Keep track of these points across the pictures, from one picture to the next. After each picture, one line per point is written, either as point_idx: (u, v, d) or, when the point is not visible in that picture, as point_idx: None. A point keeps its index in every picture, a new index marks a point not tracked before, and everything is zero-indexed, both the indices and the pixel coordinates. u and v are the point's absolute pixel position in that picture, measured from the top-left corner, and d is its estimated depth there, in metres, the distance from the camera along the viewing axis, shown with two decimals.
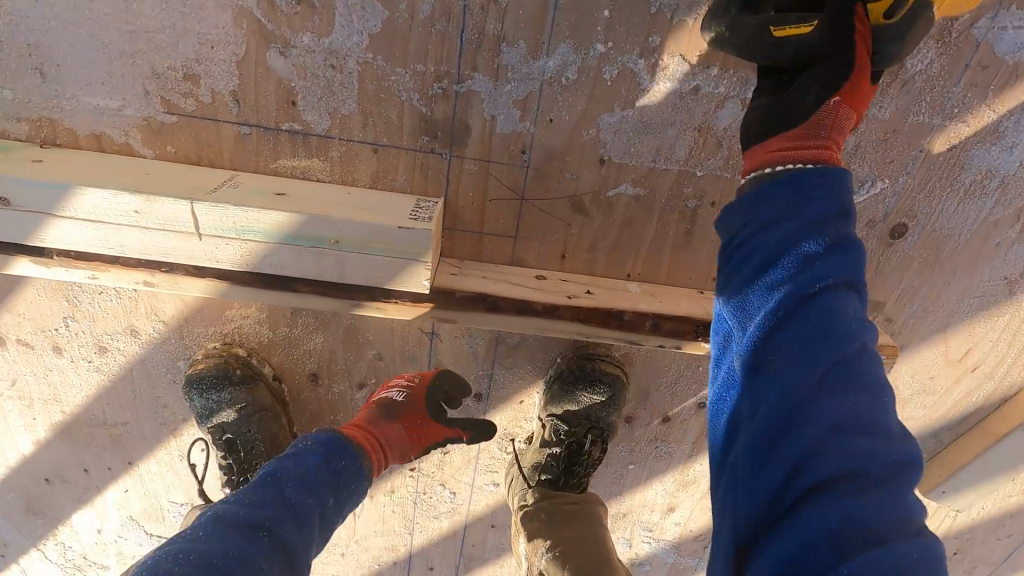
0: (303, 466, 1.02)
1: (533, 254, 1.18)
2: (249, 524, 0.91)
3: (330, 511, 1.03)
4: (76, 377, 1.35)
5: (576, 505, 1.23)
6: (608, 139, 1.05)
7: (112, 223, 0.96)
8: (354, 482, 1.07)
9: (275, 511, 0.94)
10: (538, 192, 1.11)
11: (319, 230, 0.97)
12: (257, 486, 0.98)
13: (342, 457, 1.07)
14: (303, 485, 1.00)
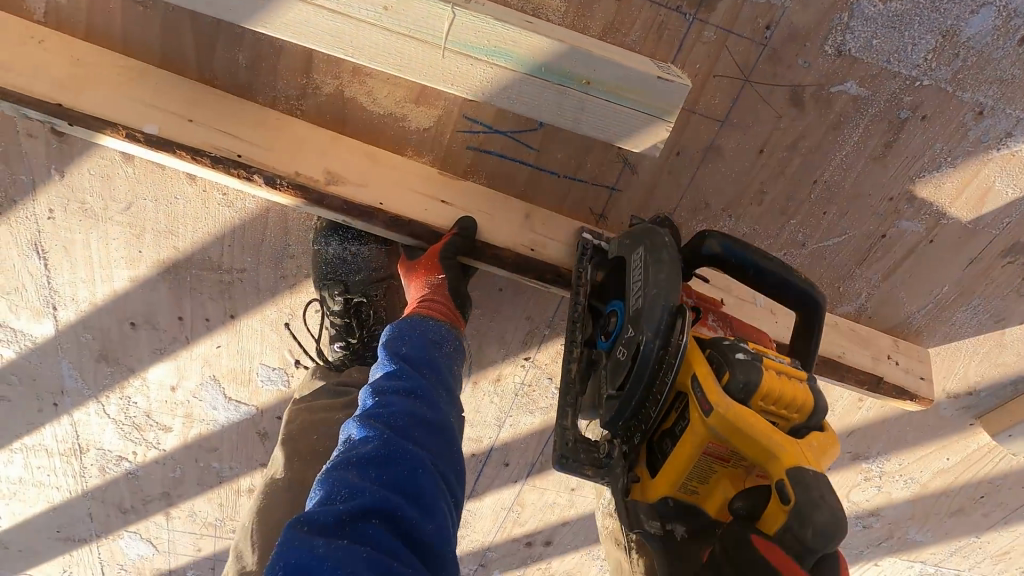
0: (404, 359, 1.03)
1: (732, 143, 1.15)
2: (396, 427, 0.91)
3: (446, 376, 1.06)
4: (203, 209, 1.23)
5: None
6: (855, 28, 1.02)
7: (353, 18, 0.86)
8: (457, 355, 1.12)
9: (415, 406, 0.95)
10: (764, 76, 1.07)
11: (575, 65, 0.91)
12: (370, 396, 0.98)
13: (437, 341, 1.09)
14: (435, 376, 1.03)
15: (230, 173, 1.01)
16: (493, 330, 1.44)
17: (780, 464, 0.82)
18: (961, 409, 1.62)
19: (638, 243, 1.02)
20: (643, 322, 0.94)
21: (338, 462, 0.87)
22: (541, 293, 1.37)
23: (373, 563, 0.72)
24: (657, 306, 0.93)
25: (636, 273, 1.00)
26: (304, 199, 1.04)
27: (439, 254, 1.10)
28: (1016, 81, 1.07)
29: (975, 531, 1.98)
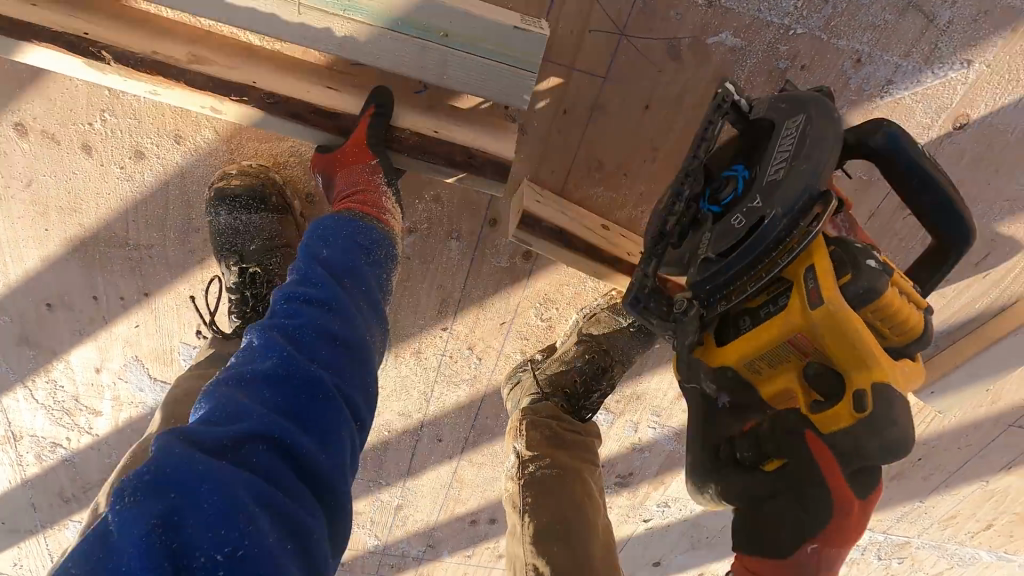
0: (324, 267, 0.96)
1: (617, 99, 1.16)
2: (300, 344, 0.85)
3: (369, 285, 1.00)
4: (103, 184, 1.24)
5: (578, 434, 1.34)
6: None
7: None
8: (385, 263, 1.07)
9: (337, 316, 0.90)
10: (639, 30, 1.09)
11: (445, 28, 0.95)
12: (285, 301, 0.90)
13: (371, 255, 1.02)
14: (356, 289, 0.97)
15: (74, 49, 0.97)
16: (408, 300, 1.45)
17: (872, 376, 0.86)
18: None
19: (799, 110, 0.90)
20: (778, 195, 0.87)
21: (228, 379, 0.79)
22: (450, 261, 1.38)
23: (255, 490, 0.66)
24: (798, 188, 0.87)
25: (782, 144, 0.90)
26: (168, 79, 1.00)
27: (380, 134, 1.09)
28: (888, 27, 1.09)
29: (917, 495, 1.99)
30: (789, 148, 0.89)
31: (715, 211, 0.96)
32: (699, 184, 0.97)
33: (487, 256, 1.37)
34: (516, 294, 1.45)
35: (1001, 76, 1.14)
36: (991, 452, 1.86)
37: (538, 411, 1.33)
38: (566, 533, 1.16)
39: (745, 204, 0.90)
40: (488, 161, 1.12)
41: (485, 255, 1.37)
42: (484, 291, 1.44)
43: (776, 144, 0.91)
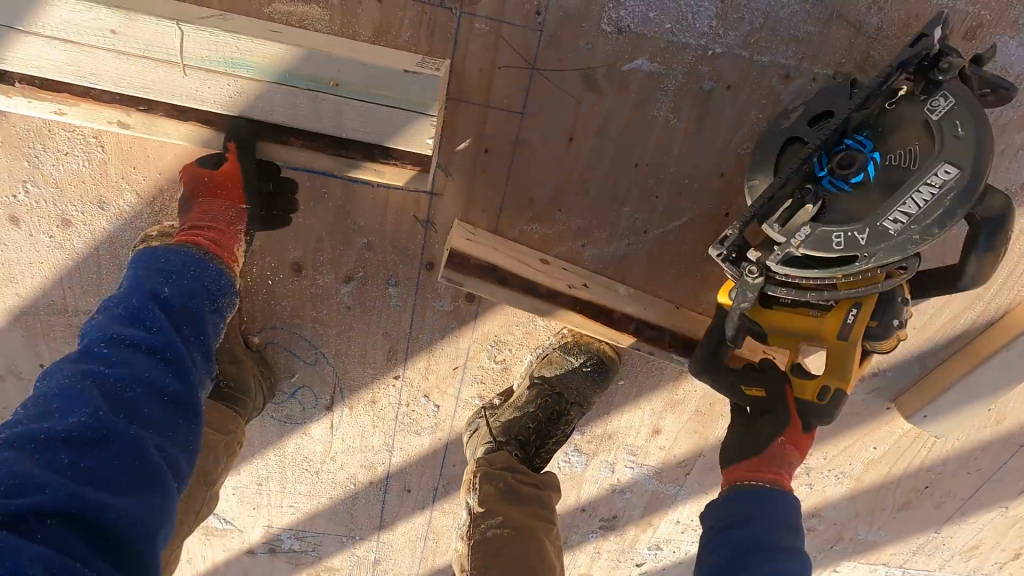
0: (162, 308, 0.91)
1: (538, 133, 1.12)
2: (115, 399, 0.80)
3: (208, 332, 0.96)
4: (35, 255, 1.24)
5: (535, 487, 1.26)
6: (627, 4, 1.01)
7: (84, 44, 0.86)
8: (230, 311, 1.03)
9: (157, 365, 0.85)
10: (550, 62, 1.05)
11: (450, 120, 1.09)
12: (101, 344, 0.85)
13: (203, 293, 0.96)
14: (193, 336, 0.93)
15: None
16: (353, 350, 1.40)
17: (838, 364, 1.01)
18: (871, 393, 1.50)
19: (958, 158, 0.83)
20: (892, 240, 0.84)
21: (15, 442, 0.74)
22: (391, 308, 1.33)
23: (40, 563, 0.63)
24: (907, 238, 0.84)
25: (927, 183, 0.83)
26: (69, 95, 0.93)
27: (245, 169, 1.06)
28: (813, 39, 1.03)
29: (932, 526, 1.82)
30: (921, 203, 0.83)
31: (824, 190, 0.89)
32: (816, 145, 0.90)
33: (428, 300, 1.32)
34: (464, 337, 1.39)
35: None
36: (1007, 476, 1.70)
37: (491, 464, 1.26)
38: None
39: (852, 228, 0.85)
40: (408, 154, 1.01)
41: (426, 299, 1.32)
42: (431, 336, 1.38)
43: (919, 183, 0.84)
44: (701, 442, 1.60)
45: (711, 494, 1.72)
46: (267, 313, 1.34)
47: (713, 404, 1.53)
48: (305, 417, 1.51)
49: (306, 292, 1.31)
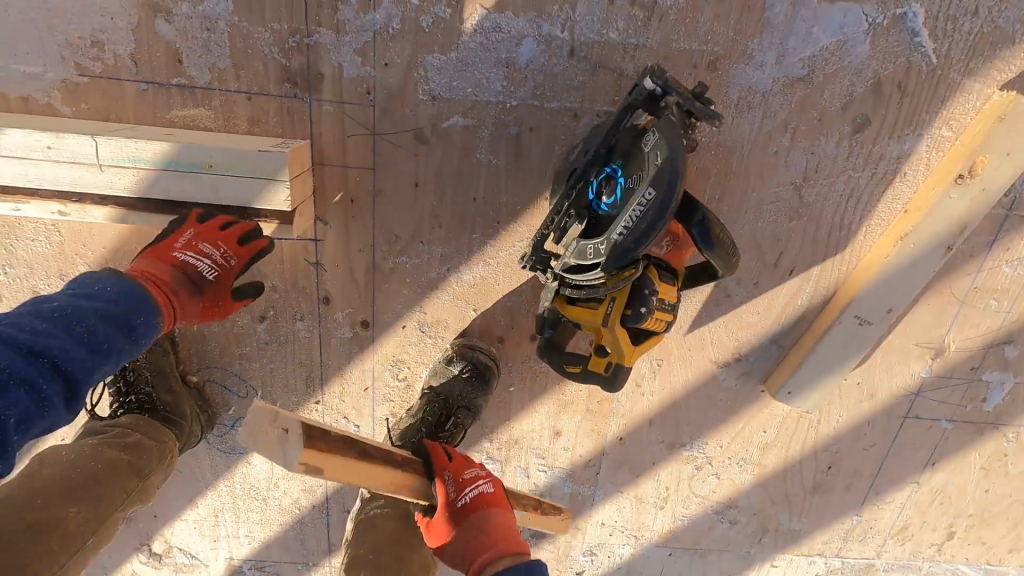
0: (68, 304, 1.07)
1: (390, 182, 1.40)
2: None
3: (116, 344, 1.08)
4: None
5: None
6: (434, 77, 1.30)
7: (28, 159, 1.20)
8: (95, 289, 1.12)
9: (60, 352, 0.99)
10: (386, 127, 1.35)
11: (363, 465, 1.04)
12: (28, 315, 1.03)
13: (114, 309, 1.09)
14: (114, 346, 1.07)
15: None
16: (277, 380, 1.64)
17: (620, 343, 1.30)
18: (742, 378, 1.66)
19: (661, 182, 1.07)
20: (615, 249, 1.14)
21: None
22: (301, 340, 1.59)
23: None
24: (625, 248, 1.13)
25: (637, 203, 1.10)
26: (21, 196, 1.26)
27: (224, 189, 1.24)
28: (587, 85, 1.30)
29: (851, 509, 1.89)
30: (632, 219, 1.10)
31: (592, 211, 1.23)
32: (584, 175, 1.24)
33: (331, 329, 1.58)
34: (367, 360, 1.62)
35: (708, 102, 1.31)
36: (904, 449, 1.79)
37: None
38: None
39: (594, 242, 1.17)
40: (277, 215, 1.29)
41: (329, 329, 1.58)
42: (339, 362, 1.62)
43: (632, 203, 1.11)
44: (601, 440, 1.76)
45: (626, 492, 1.85)
46: (200, 354, 1.61)
47: (601, 402, 1.70)
48: (247, 445, 1.74)
49: (231, 333, 1.58)
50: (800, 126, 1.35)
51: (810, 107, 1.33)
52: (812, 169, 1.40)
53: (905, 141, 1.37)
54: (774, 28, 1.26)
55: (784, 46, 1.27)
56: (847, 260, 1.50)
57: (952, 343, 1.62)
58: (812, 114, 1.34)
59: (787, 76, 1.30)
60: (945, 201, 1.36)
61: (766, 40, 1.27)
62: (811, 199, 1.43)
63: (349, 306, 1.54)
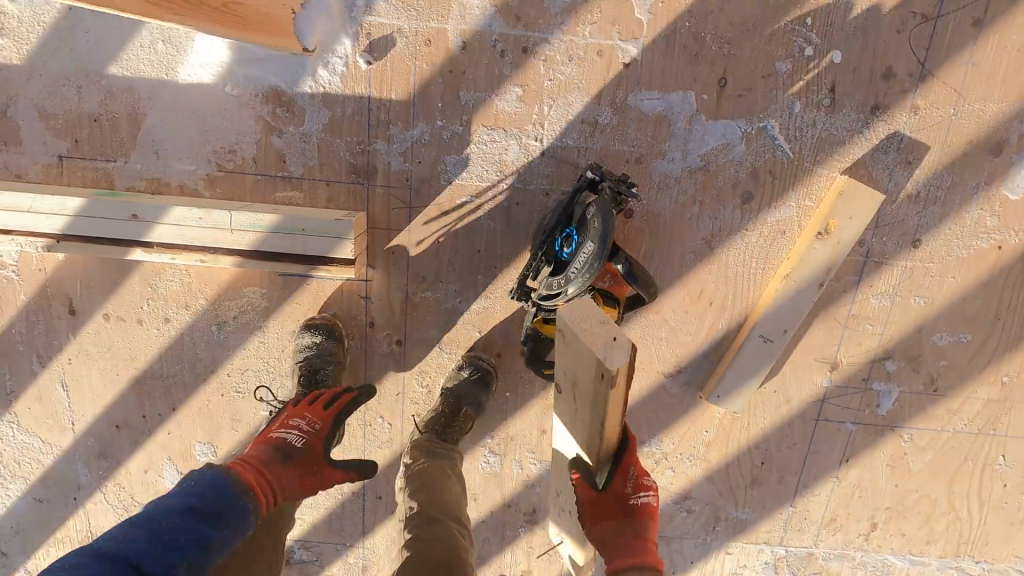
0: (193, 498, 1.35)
1: (420, 239, 2.02)
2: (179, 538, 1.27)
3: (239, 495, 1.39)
4: (148, 340, 2.15)
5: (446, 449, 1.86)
6: (452, 170, 1.94)
7: (187, 225, 1.84)
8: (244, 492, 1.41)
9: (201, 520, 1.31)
10: (419, 202, 1.98)
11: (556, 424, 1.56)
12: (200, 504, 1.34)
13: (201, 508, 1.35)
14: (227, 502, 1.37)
15: (136, 247, 1.87)
16: None
17: None
18: (683, 385, 2.16)
19: (598, 239, 1.68)
20: (570, 282, 1.73)
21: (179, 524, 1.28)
22: (352, 354, 2.16)
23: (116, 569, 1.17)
24: (577, 281, 1.72)
25: (583, 252, 1.71)
26: (175, 249, 1.87)
27: (310, 237, 1.85)
28: (554, 173, 1.93)
29: (786, 501, 2.31)
30: (580, 263, 1.71)
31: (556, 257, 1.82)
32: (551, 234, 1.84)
33: (374, 347, 2.14)
34: (399, 371, 2.17)
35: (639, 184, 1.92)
36: (821, 447, 2.24)
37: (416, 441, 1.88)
38: (591, 432, 1.33)
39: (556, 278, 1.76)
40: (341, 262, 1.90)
41: (373, 346, 2.14)
42: (379, 372, 2.17)
43: (580, 252, 1.72)
44: None
45: None
46: (277, 365, 2.18)
47: None
48: None
49: None
50: (705, 199, 1.94)
51: (710, 186, 1.93)
52: (718, 228, 1.98)
53: (780, 208, 1.95)
54: (679, 136, 1.88)
55: (687, 147, 1.89)
56: (751, 293, 2.04)
57: (843, 358, 2.12)
58: (712, 190, 1.93)
59: (691, 166, 1.91)
60: (813, 250, 1.90)
61: (674, 143, 1.88)
62: (720, 249, 2.00)
63: (388, 328, 2.12)
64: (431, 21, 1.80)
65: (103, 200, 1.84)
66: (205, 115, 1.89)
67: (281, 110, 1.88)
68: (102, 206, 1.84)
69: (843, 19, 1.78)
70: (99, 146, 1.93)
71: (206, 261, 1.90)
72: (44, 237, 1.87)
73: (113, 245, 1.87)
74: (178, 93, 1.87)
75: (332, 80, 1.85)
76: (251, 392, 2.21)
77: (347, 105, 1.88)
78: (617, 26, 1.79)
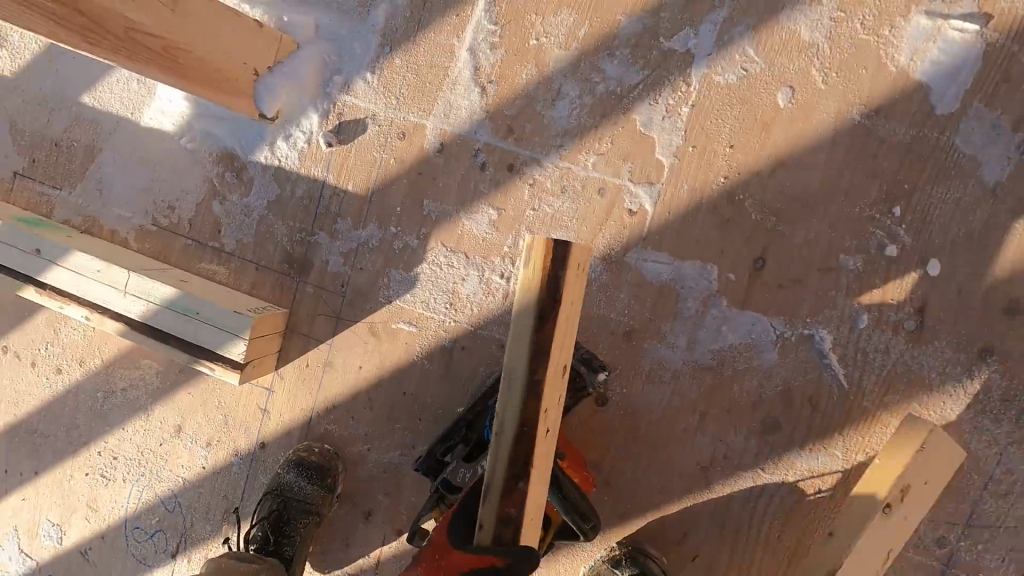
0: None
1: (341, 360, 1.62)
2: None
3: None
4: (35, 388, 1.89)
5: None
6: (394, 287, 1.56)
7: (82, 275, 1.59)
8: None
9: None
10: (349, 315, 1.60)
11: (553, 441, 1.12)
12: None
13: None
14: None
15: (28, 285, 1.64)
16: (201, 504, 1.77)
17: None
18: None
19: None
20: None
21: None
22: (232, 474, 1.73)
23: None
24: None
25: None
26: (66, 298, 1.62)
27: (202, 324, 1.52)
28: None
29: None
30: None
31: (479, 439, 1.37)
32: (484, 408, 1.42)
33: (258, 472, 1.71)
34: None
35: (620, 366, 1.40)
36: None
37: None
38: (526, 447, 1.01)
39: None
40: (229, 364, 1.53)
41: (258, 470, 1.71)
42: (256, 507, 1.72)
43: None
44: None
45: None
46: (151, 460, 1.80)
47: None
48: (155, 561, 1.82)
49: (180, 449, 1.77)
50: (709, 411, 1.37)
51: (720, 395, 1.36)
52: (722, 456, 1.38)
53: (817, 456, 1.33)
54: (687, 317, 1.36)
55: (695, 334, 1.36)
56: (759, 565, 1.37)
57: None
58: (722, 401, 1.36)
59: (697, 361, 1.37)
60: None
61: (678, 324, 1.37)
62: (721, 486, 1.38)
63: (278, 455, 1.68)
64: (410, 113, 1.51)
65: (15, 226, 1.64)
66: (156, 163, 1.71)
67: (231, 175, 1.65)
68: (10, 233, 1.64)
69: (951, 217, 1.24)
70: (51, 171, 1.80)
71: (91, 320, 1.61)
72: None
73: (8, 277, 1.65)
74: (138, 136, 1.72)
75: (289, 155, 1.59)
76: (116, 480, 1.84)
77: (299, 184, 1.60)
78: (630, 162, 1.38)
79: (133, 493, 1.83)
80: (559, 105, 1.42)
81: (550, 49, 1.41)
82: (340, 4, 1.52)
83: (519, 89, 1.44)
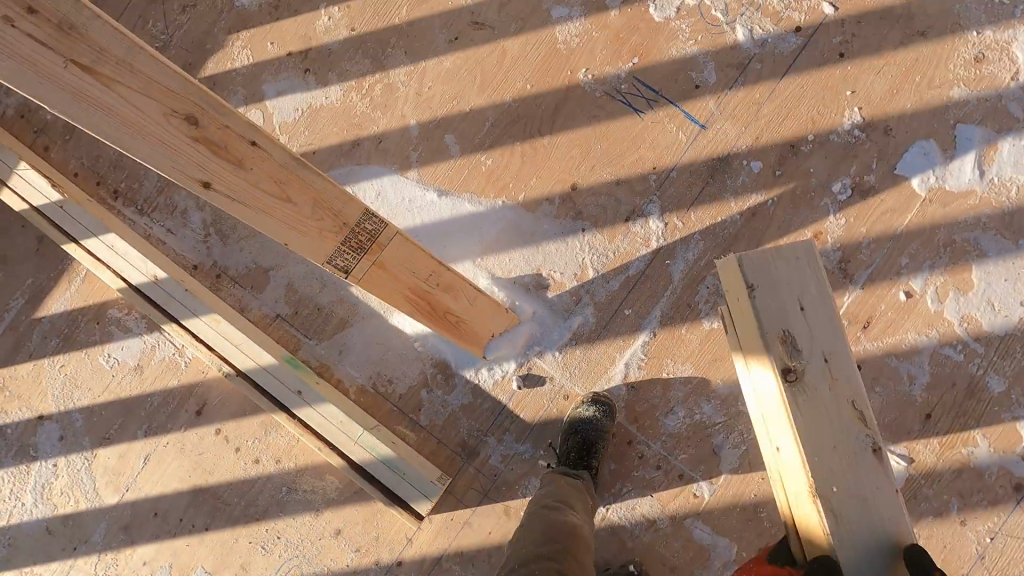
0: None
1: (477, 523, 2.39)
2: None
3: None
4: (231, 466, 2.54)
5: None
6: (530, 488, 2.37)
7: (326, 420, 2.33)
8: None
9: None
10: (493, 495, 2.39)
11: (813, 397, 1.34)
12: None
13: None
14: None
15: (282, 413, 2.38)
16: None
17: None
18: None
19: None
20: None
21: None
22: None
23: None
24: None
25: None
26: (306, 430, 2.38)
27: (402, 482, 2.29)
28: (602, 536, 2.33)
29: None
30: None
31: None
32: None
33: None
34: None
35: None
36: None
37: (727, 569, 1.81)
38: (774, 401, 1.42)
39: None
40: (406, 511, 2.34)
41: None
42: None
43: None
44: None
45: None
46: (308, 547, 2.47)
47: None
48: None
49: (334, 546, 2.46)
50: None
51: None
52: None
53: None
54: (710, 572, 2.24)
55: None
56: None
57: None
58: None
59: None
60: None
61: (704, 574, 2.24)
62: None
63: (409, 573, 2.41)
64: (576, 385, 2.37)
65: (287, 369, 2.36)
66: (389, 348, 2.48)
67: (441, 377, 2.44)
68: (282, 373, 2.37)
69: None
70: (307, 324, 2.53)
71: (320, 449, 2.37)
72: (232, 368, 2.43)
73: (269, 401, 2.40)
74: (382, 326, 2.49)
75: (487, 380, 2.42)
76: (273, 553, 2.49)
77: (487, 400, 2.42)
78: (701, 466, 2.29)
79: (283, 566, 2.48)
80: (669, 416, 2.33)
81: (674, 382, 2.33)
82: (553, 305, 2.40)
83: (648, 398, 2.34)
